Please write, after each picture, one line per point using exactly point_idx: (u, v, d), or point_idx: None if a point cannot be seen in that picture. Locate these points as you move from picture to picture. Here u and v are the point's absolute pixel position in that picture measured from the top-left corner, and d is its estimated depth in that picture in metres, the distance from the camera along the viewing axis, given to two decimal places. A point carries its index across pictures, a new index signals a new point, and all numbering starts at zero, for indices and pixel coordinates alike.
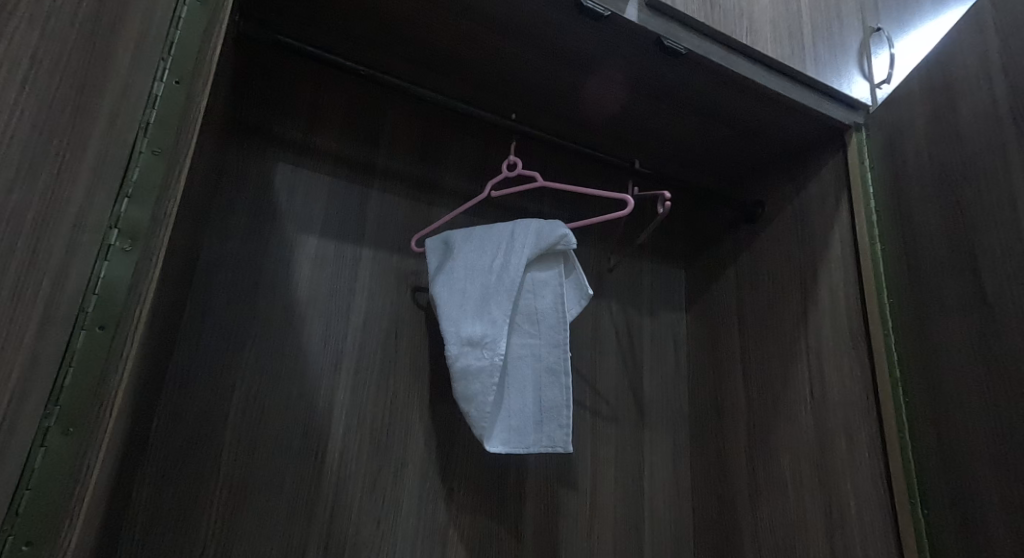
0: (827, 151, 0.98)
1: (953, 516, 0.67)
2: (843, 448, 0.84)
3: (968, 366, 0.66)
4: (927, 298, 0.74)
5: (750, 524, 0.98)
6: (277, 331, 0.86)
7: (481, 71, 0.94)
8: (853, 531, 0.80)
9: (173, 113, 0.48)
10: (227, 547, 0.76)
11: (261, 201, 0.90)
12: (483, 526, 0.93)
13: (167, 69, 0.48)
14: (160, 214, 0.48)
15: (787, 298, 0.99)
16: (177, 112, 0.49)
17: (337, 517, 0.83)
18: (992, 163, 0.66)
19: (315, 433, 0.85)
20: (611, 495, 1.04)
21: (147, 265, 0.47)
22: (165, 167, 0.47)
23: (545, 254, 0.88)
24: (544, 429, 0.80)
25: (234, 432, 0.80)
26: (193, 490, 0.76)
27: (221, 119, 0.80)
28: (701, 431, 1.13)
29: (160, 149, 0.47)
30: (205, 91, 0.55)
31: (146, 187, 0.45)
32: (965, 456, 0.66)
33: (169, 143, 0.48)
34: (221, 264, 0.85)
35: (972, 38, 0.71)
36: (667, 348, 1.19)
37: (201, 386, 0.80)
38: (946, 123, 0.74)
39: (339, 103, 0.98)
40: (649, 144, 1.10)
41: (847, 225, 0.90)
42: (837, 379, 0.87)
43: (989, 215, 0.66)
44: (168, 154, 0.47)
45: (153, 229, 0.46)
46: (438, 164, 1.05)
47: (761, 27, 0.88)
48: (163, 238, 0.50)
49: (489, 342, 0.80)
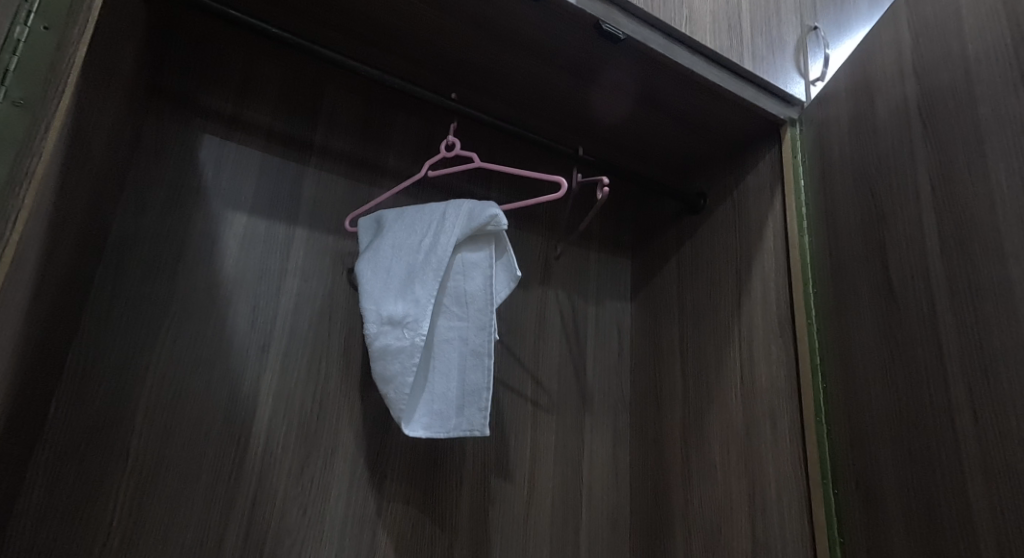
0: (764, 143, 1.00)
1: (857, 497, 0.70)
2: (767, 433, 0.87)
3: (874, 354, 0.69)
4: (844, 288, 0.76)
5: (681, 507, 1.00)
6: (197, 312, 0.82)
7: (421, 47, 0.91)
8: (772, 514, 0.83)
9: (42, 62, 0.46)
10: (134, 538, 0.73)
11: (185, 173, 0.86)
12: (415, 514, 0.92)
13: (34, 13, 0.46)
14: (24, 169, 0.45)
15: (722, 288, 1.02)
16: (44, 58, 0.47)
17: (260, 503, 0.81)
18: (899, 158, 0.69)
19: (239, 418, 0.82)
20: (549, 481, 1.05)
21: (3, 225, 0.43)
22: (28, 120, 0.45)
23: (475, 236, 0.86)
24: (464, 413, 0.79)
25: (146, 416, 0.76)
26: (96, 475, 0.72)
27: (133, 84, 0.75)
28: (640, 419, 1.14)
29: (23, 99, 0.45)
30: (84, 44, 0.53)
31: (5, 135, 0.43)
32: (867, 439, 0.69)
33: (36, 91, 0.46)
34: (137, 239, 0.81)
35: (890, 38, 0.73)
36: (611, 337, 1.21)
37: (108, 368, 0.75)
38: (866, 118, 0.76)
39: (273, 74, 0.94)
40: (593, 132, 1.10)
41: (780, 217, 0.92)
42: (766, 365, 0.89)
43: (897, 209, 0.68)
44: (32, 104, 0.45)
45: (11, 185, 0.43)
46: (381, 144, 1.02)
47: (701, 17, 0.89)
48: (30, 197, 0.46)
49: (411, 322, 0.78)
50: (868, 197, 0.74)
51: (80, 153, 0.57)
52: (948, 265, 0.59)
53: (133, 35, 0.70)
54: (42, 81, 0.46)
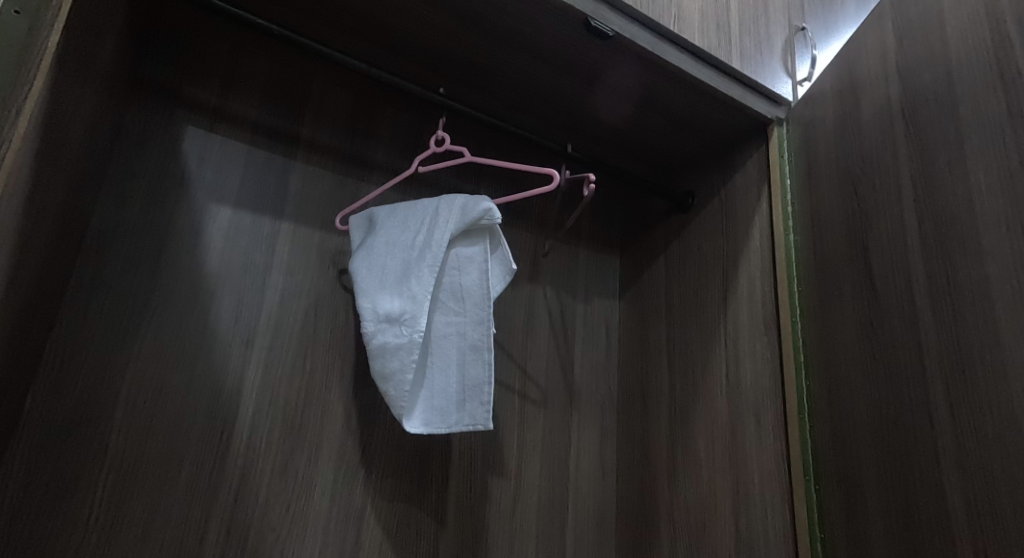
0: (752, 142, 1.00)
1: (839, 492, 0.70)
2: (751, 429, 0.87)
3: (857, 351, 0.70)
4: (829, 286, 0.77)
5: (666, 503, 1.00)
6: (179, 305, 0.82)
7: (409, 41, 0.91)
8: (755, 509, 0.84)
9: (11, 45, 0.46)
10: (113, 532, 0.72)
11: (168, 164, 0.84)
12: (401, 509, 0.91)
13: None
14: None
15: (709, 285, 1.02)
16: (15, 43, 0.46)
17: (242, 498, 0.80)
18: (883, 157, 0.69)
19: (221, 414, 0.81)
20: (535, 477, 1.05)
21: None
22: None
23: (468, 231, 0.86)
24: (466, 407, 0.79)
25: (126, 410, 0.75)
26: (74, 469, 0.71)
27: (114, 74, 0.74)
28: (627, 415, 1.15)
29: None
30: (59, 30, 0.52)
31: None
32: (849, 435, 0.70)
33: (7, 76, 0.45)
34: (118, 231, 0.80)
35: (876, 38, 0.73)
36: (599, 334, 1.21)
37: (88, 361, 0.74)
38: (851, 118, 0.77)
39: (259, 66, 0.93)
40: (584, 128, 1.10)
41: (767, 217, 0.93)
42: (751, 362, 0.90)
43: (879, 207, 0.69)
44: (3, 89, 0.45)
45: None
46: (369, 138, 1.01)
47: (689, 15, 0.89)
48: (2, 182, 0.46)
49: (408, 319, 0.78)
50: (852, 196, 0.75)
51: (56, 142, 0.57)
52: (928, 263, 0.60)
53: (112, 24, 0.69)
54: (10, 65, 0.46)
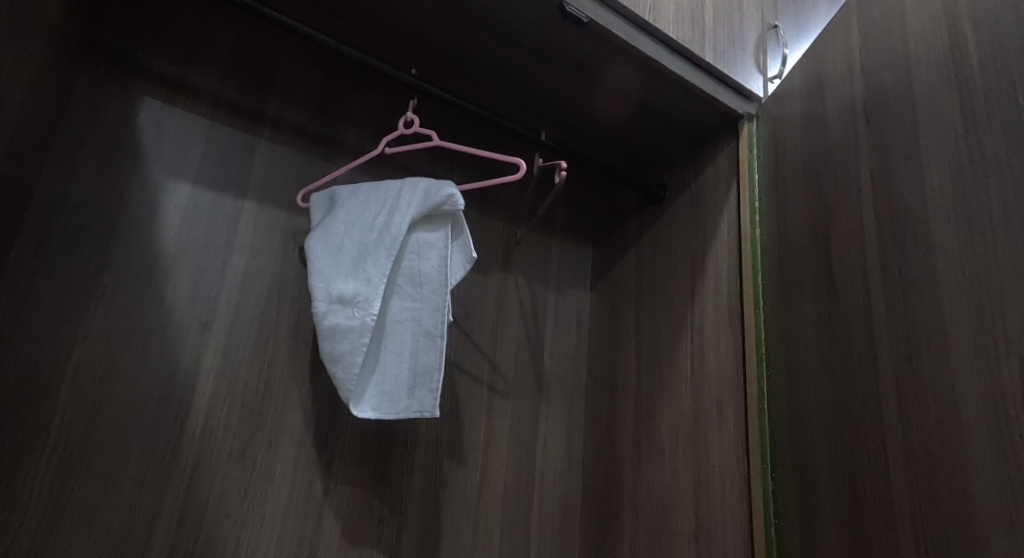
0: (723, 136, 1.01)
1: (793, 481, 0.72)
2: (714, 420, 0.88)
3: (814, 344, 0.71)
4: (792, 279, 0.78)
5: (630, 491, 1.01)
6: (131, 286, 0.79)
7: (379, 18, 0.89)
8: (715, 499, 0.85)
9: None
10: (56, 518, 0.70)
11: (121, 137, 0.81)
12: (364, 497, 0.90)
13: None
14: None
15: (678, 277, 1.03)
16: None
17: (196, 485, 0.78)
18: (845, 154, 0.70)
19: (176, 397, 0.79)
20: (501, 466, 1.04)
21: None
22: None
23: (431, 216, 0.85)
24: (415, 394, 0.78)
25: (71, 392, 0.73)
26: (14, 452, 0.69)
27: (59, 39, 0.70)
28: (595, 406, 1.15)
29: None
30: None
31: None
32: (805, 426, 0.71)
33: None
34: (66, 206, 0.76)
35: (841, 35, 0.74)
36: (569, 324, 1.21)
37: (28, 341, 0.71)
38: (817, 114, 0.78)
39: (223, 39, 0.90)
40: (556, 116, 1.10)
41: (734, 210, 0.93)
42: (715, 354, 0.91)
43: (841, 204, 0.70)
44: None
45: None
46: (339, 118, 0.99)
47: (665, 5, 0.88)
48: None
49: (361, 301, 0.77)
50: (815, 190, 0.76)
51: None
52: (884, 259, 0.61)
53: None
54: None
